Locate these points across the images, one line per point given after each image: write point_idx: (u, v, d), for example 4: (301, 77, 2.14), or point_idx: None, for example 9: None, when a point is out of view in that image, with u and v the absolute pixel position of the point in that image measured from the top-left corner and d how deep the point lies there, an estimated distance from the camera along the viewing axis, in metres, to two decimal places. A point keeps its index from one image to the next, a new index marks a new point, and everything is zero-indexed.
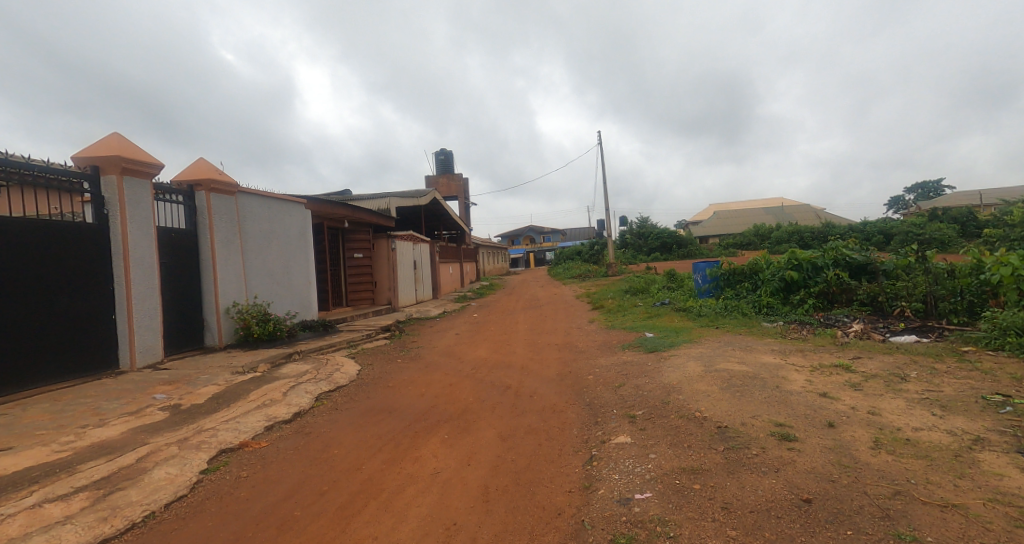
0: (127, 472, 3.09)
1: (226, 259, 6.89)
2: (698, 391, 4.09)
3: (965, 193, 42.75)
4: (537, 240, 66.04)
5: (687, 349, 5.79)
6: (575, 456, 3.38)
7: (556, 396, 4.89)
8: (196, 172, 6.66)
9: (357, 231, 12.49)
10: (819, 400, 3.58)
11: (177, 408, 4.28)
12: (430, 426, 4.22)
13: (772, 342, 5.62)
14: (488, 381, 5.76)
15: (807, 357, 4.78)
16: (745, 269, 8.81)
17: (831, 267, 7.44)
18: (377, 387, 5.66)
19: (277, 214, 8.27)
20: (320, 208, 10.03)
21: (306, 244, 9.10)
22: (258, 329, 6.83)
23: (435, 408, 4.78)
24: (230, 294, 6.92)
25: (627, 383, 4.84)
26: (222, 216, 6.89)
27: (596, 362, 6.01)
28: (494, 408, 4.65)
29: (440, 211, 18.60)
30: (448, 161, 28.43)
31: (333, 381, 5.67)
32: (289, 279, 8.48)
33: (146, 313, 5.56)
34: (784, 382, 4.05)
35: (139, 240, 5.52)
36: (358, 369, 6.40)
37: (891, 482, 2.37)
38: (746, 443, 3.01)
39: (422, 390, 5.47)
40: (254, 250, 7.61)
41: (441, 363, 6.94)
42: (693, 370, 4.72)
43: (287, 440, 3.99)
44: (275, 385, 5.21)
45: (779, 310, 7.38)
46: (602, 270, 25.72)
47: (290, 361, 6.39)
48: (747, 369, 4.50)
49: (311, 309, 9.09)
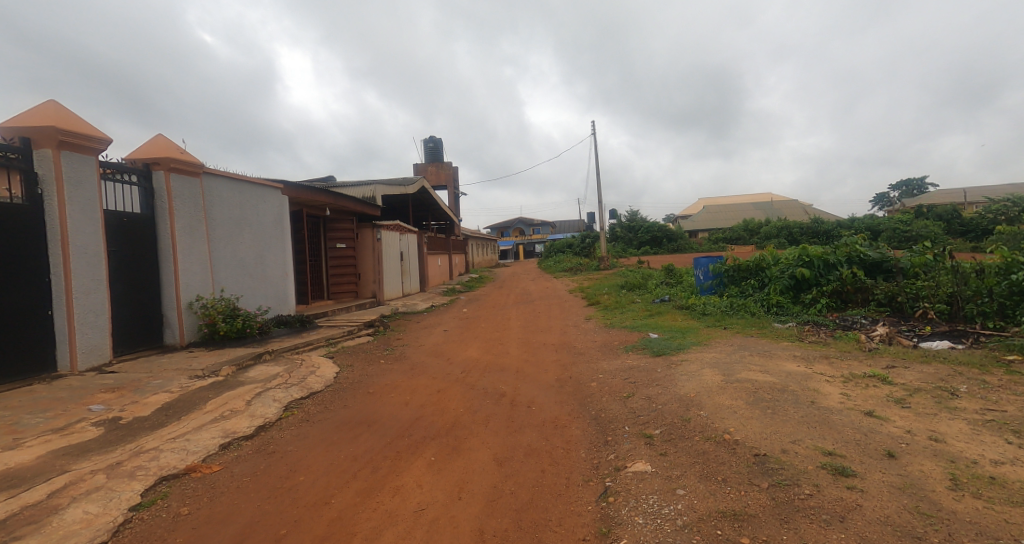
0: (31, 514, 2.43)
1: (189, 247, 6.18)
2: (723, 407, 3.58)
3: (951, 191, 43.21)
4: (527, 232, 65.49)
5: (699, 353, 5.29)
6: (586, 488, 2.86)
7: (558, 407, 4.38)
8: (154, 149, 5.92)
9: (339, 220, 11.72)
10: (866, 421, 3.08)
11: (116, 422, 3.61)
12: (415, 445, 3.66)
13: (791, 347, 5.16)
14: (480, 387, 5.21)
15: (835, 366, 4.33)
16: (751, 265, 8.37)
17: (844, 264, 7.04)
18: (356, 393, 5.05)
19: (250, 199, 7.55)
20: (300, 194, 9.30)
21: (282, 232, 8.39)
22: (225, 326, 6.15)
23: (421, 420, 4.23)
24: (195, 287, 6.22)
25: (637, 393, 4.32)
26: (185, 201, 6.17)
27: (599, 367, 5.50)
28: (488, 423, 4.10)
29: (429, 200, 17.88)
30: (438, 149, 27.62)
31: (307, 387, 5.04)
32: (263, 271, 7.79)
33: (89, 308, 4.85)
34: (820, 398, 3.56)
35: (80, 224, 4.80)
36: (336, 372, 5.78)
37: (995, 541, 1.86)
38: (794, 479, 2.50)
39: (407, 398, 4.90)
40: (222, 238, 6.90)
41: (429, 365, 6.37)
42: (712, 380, 4.21)
43: (246, 461, 3.37)
44: (239, 392, 4.56)
45: (790, 310, 6.95)
46: (593, 264, 25.39)
47: (260, 362, 5.74)
48: (772, 379, 4.03)
49: (288, 303, 8.42)
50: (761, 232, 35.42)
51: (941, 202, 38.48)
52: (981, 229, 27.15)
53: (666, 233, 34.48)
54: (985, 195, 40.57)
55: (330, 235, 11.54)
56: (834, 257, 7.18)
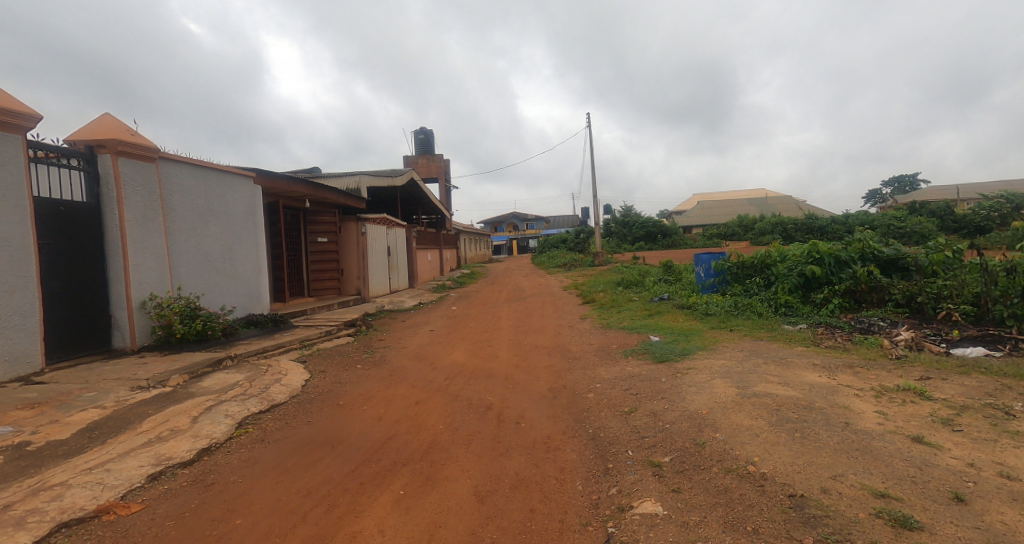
0: None
1: (142, 240, 5.54)
2: (741, 430, 3.07)
3: (943, 188, 43.16)
4: (521, 228, 64.96)
5: (706, 360, 4.78)
6: (584, 536, 2.34)
7: (550, 423, 3.88)
8: (99, 130, 5.25)
9: (321, 212, 11.05)
10: (916, 450, 2.58)
11: (22, 448, 2.99)
12: (382, 474, 3.11)
13: (808, 353, 4.67)
14: (463, 398, 4.68)
15: (861, 376, 3.85)
16: (756, 262, 7.89)
17: (857, 262, 6.62)
18: (324, 406, 4.48)
19: (216, 188, 6.91)
20: (275, 183, 8.63)
21: (254, 225, 7.74)
22: (182, 328, 5.52)
23: (393, 440, 3.69)
24: (149, 284, 5.59)
25: (640, 408, 3.81)
26: (137, 189, 5.53)
27: (596, 374, 5.00)
28: (470, 444, 3.57)
29: (418, 193, 17.25)
30: (429, 141, 26.93)
31: (267, 399, 4.45)
32: (231, 267, 7.16)
33: (13, 310, 4.22)
34: (854, 418, 3.06)
35: (3, 213, 4.17)
36: (305, 381, 5.19)
37: None
38: (846, 533, 1.97)
39: (381, 411, 4.36)
40: (182, 230, 6.25)
41: (409, 371, 5.81)
42: (725, 394, 3.70)
43: (176, 497, 2.79)
44: (186, 406, 3.96)
45: (799, 311, 6.48)
46: (587, 262, 24.30)
47: (219, 369, 5.13)
48: (794, 394, 3.53)
49: (260, 301, 7.83)
50: (756, 228, 34.53)
51: (933, 199, 38.38)
52: (973, 225, 26.98)
53: (661, 228, 34.13)
54: (977, 192, 40.50)
55: (310, 229, 10.89)
56: (846, 254, 6.74)
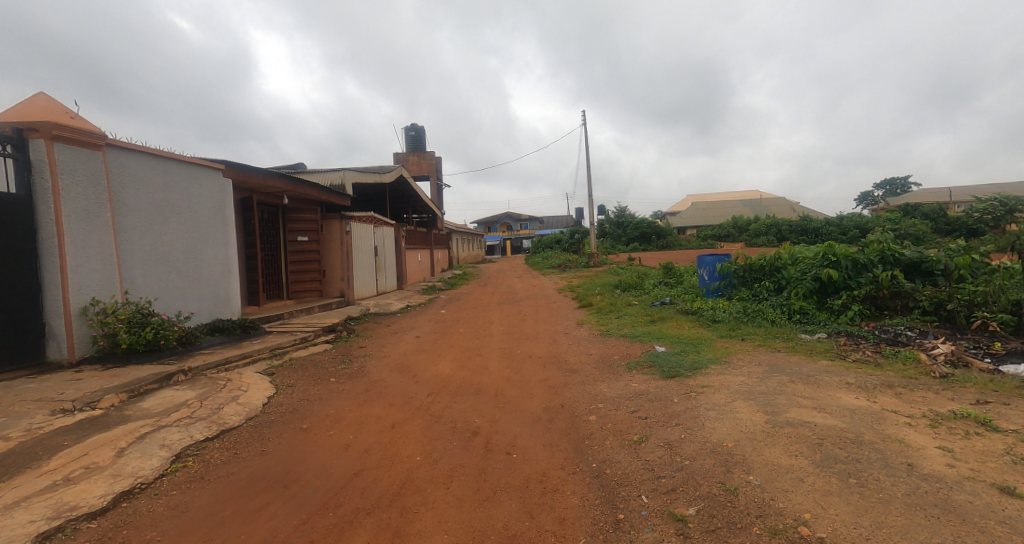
0: None
1: (85, 238, 4.87)
2: (781, 472, 2.50)
3: (935, 190, 43.36)
4: (514, 228, 64.34)
5: (722, 377, 4.22)
6: None
7: (546, 455, 3.30)
8: (31, 110, 4.59)
9: (301, 210, 10.37)
10: (1012, 507, 2.01)
11: None
12: (340, 529, 2.50)
13: (836, 369, 4.14)
14: (446, 420, 4.08)
15: (906, 399, 3.33)
16: (765, 266, 7.38)
17: (877, 266, 6.13)
18: (284, 431, 3.85)
19: (178, 181, 6.24)
20: (249, 177, 7.95)
21: (223, 222, 7.06)
22: (129, 337, 4.87)
23: (360, 477, 3.09)
24: (92, 288, 4.91)
25: (652, 437, 3.26)
26: (79, 179, 4.86)
27: (597, 391, 4.43)
28: (451, 483, 2.98)
29: (408, 191, 16.58)
30: (419, 137, 26.28)
31: (217, 422, 3.82)
32: (195, 267, 6.50)
33: None
34: (917, 457, 2.49)
35: None
36: (267, 398, 4.55)
37: None
38: None
39: (350, 438, 3.74)
40: (136, 227, 5.58)
41: (389, 385, 5.20)
42: (752, 422, 3.15)
43: None
44: (114, 435, 3.31)
45: (816, 318, 5.97)
46: (581, 262, 23.80)
47: (168, 385, 4.49)
48: (834, 422, 2.99)
49: (230, 305, 7.16)
50: (751, 229, 34.28)
51: (925, 202, 38.60)
52: (967, 228, 27.01)
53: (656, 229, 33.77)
54: (969, 194, 40.71)
55: (289, 227, 10.21)
56: (864, 257, 6.26)
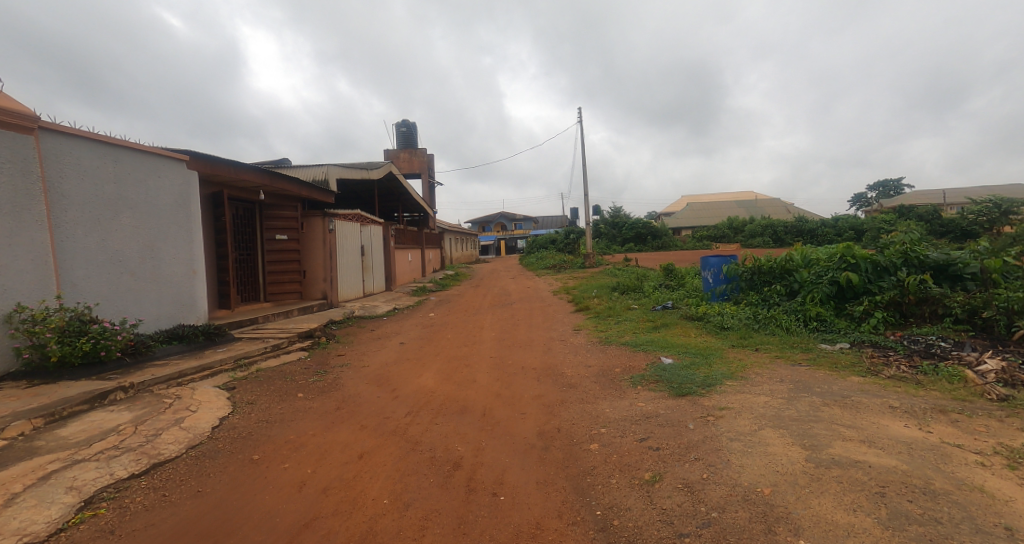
0: None
1: (11, 234, 4.23)
2: (842, 536, 1.94)
3: (927, 192, 43.44)
4: (508, 227, 63.75)
5: (741, 397, 3.68)
6: None
7: (540, 498, 2.72)
8: None
9: (280, 207, 9.74)
10: None
11: None
12: None
13: (872, 388, 3.61)
14: (424, 448, 3.50)
15: (967, 429, 2.81)
16: (775, 268, 6.82)
17: (901, 268, 5.63)
18: (230, 464, 3.25)
19: (132, 172, 5.60)
20: (218, 170, 7.31)
21: (187, 218, 6.42)
22: (62, 349, 4.27)
23: (311, 529, 2.50)
24: (19, 292, 4.28)
25: (667, 476, 2.70)
26: (5, 166, 4.22)
27: (598, 412, 3.87)
28: (422, 538, 2.39)
29: (397, 188, 15.96)
30: (412, 134, 25.64)
31: (148, 454, 3.21)
32: (152, 268, 5.85)
33: None
34: (1013, 516, 1.94)
35: None
36: (219, 421, 3.95)
37: None
38: None
39: (308, 473, 3.15)
40: (78, 222, 4.94)
41: (363, 402, 4.60)
42: (790, 460, 2.59)
43: None
44: (9, 475, 2.71)
45: (835, 326, 5.45)
46: (576, 263, 23.37)
47: (100, 405, 3.87)
48: (891, 461, 2.44)
49: (194, 309, 6.52)
50: (746, 229, 34.07)
51: (919, 203, 38.64)
52: (960, 230, 26.95)
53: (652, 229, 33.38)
54: (962, 196, 40.79)
55: (267, 225, 9.56)
56: (885, 259, 5.77)
